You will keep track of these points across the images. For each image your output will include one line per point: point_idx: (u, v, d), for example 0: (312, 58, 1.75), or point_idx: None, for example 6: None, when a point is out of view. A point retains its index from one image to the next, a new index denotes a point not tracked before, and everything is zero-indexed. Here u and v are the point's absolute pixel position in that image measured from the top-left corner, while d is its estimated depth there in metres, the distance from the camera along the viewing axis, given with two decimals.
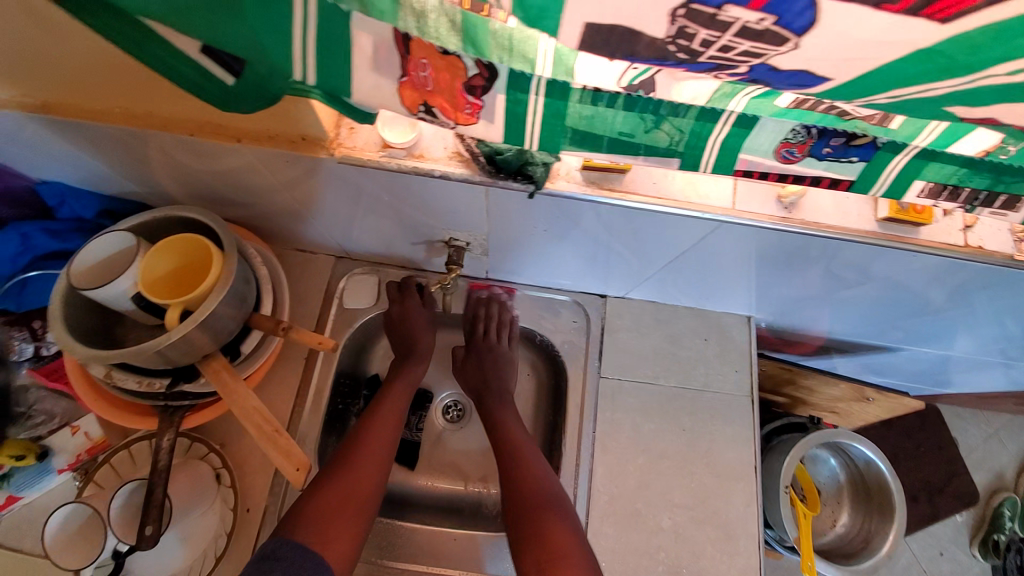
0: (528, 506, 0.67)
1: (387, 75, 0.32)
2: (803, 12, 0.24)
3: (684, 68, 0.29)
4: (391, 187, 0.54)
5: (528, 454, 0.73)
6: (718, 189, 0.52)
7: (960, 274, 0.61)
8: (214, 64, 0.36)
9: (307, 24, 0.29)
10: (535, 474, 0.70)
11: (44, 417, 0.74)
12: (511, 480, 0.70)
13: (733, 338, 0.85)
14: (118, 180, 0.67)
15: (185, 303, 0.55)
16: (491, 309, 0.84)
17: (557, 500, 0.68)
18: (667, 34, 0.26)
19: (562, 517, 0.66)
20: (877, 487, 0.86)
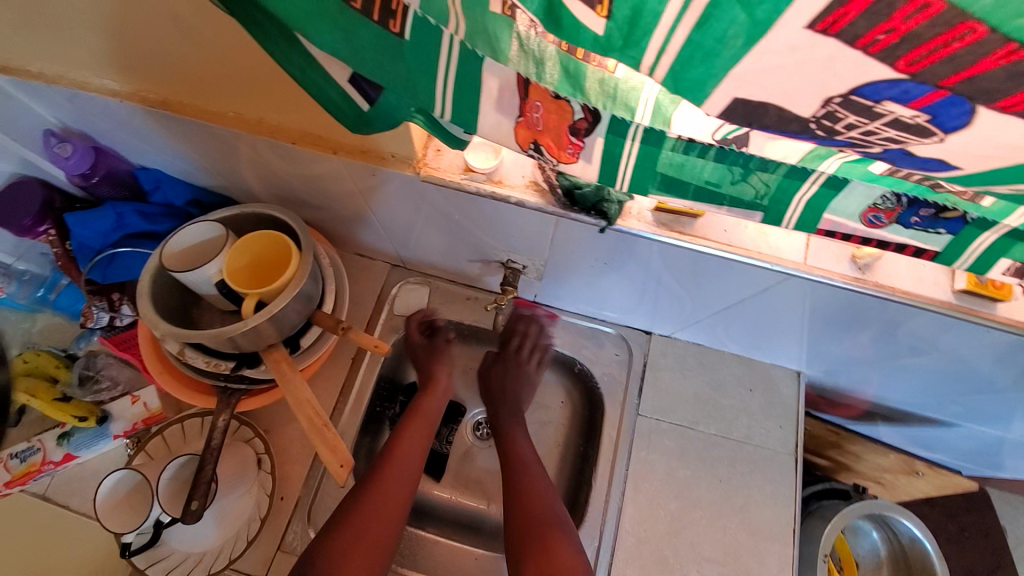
0: (535, 529, 0.67)
1: (507, 115, 0.34)
2: (962, 116, 0.24)
3: (816, 141, 0.29)
4: (463, 207, 0.56)
5: (534, 474, 0.73)
6: (790, 243, 0.52)
7: None
8: (356, 93, 0.38)
9: (450, 65, 0.31)
10: (543, 494, 0.71)
11: (109, 384, 0.80)
12: (516, 503, 0.71)
13: (780, 391, 0.83)
14: (211, 174, 0.72)
15: (261, 295, 0.59)
16: (530, 327, 0.82)
17: (564, 523, 0.68)
18: (814, 113, 0.26)
19: (568, 542, 0.66)
20: (921, 569, 0.81)
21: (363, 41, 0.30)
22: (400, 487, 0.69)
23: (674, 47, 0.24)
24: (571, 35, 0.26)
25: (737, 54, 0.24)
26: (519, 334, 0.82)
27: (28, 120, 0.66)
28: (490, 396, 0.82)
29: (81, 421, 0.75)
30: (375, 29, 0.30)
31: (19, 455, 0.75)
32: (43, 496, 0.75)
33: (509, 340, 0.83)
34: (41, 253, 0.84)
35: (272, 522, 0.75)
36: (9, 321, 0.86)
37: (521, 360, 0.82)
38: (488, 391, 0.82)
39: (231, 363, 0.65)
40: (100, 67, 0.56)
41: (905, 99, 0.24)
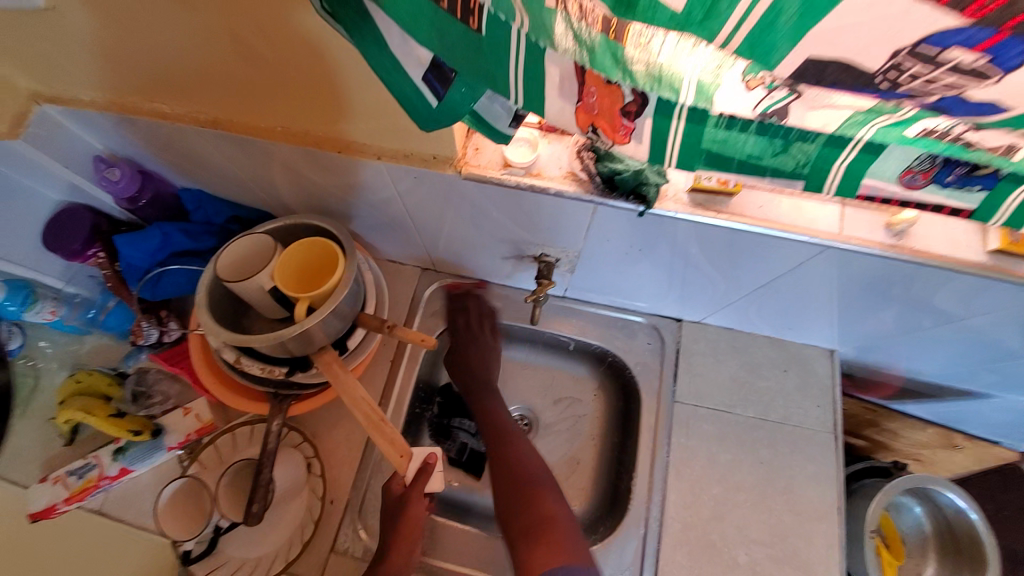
0: (521, 485, 0.71)
1: (568, 100, 0.37)
2: (1021, 56, 0.24)
3: (876, 95, 0.29)
4: (504, 202, 0.58)
5: (515, 441, 0.76)
6: (825, 216, 0.53)
7: None
8: (427, 90, 0.39)
9: (517, 58, 0.33)
10: (529, 453, 0.75)
11: (161, 398, 0.82)
12: (500, 466, 0.74)
13: (816, 370, 0.83)
14: (252, 191, 0.75)
15: (310, 299, 0.61)
16: (468, 303, 0.88)
17: (550, 484, 0.72)
18: (881, 67, 0.26)
19: (555, 497, 0.71)
20: (967, 539, 0.80)
21: (450, 39, 0.33)
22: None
23: (756, 14, 0.25)
24: (646, 16, 0.28)
25: (818, 14, 0.24)
26: (461, 311, 0.88)
27: (77, 147, 0.68)
28: (463, 374, 0.84)
29: (136, 435, 0.77)
30: (459, 27, 0.32)
31: (77, 472, 0.77)
32: (99, 511, 0.77)
33: (456, 322, 0.87)
34: (89, 276, 0.87)
35: (325, 526, 0.74)
36: (57, 343, 0.88)
37: (474, 333, 0.86)
38: (454, 365, 0.85)
39: (285, 368, 0.67)
40: (153, 91, 0.59)
41: (969, 45, 0.24)
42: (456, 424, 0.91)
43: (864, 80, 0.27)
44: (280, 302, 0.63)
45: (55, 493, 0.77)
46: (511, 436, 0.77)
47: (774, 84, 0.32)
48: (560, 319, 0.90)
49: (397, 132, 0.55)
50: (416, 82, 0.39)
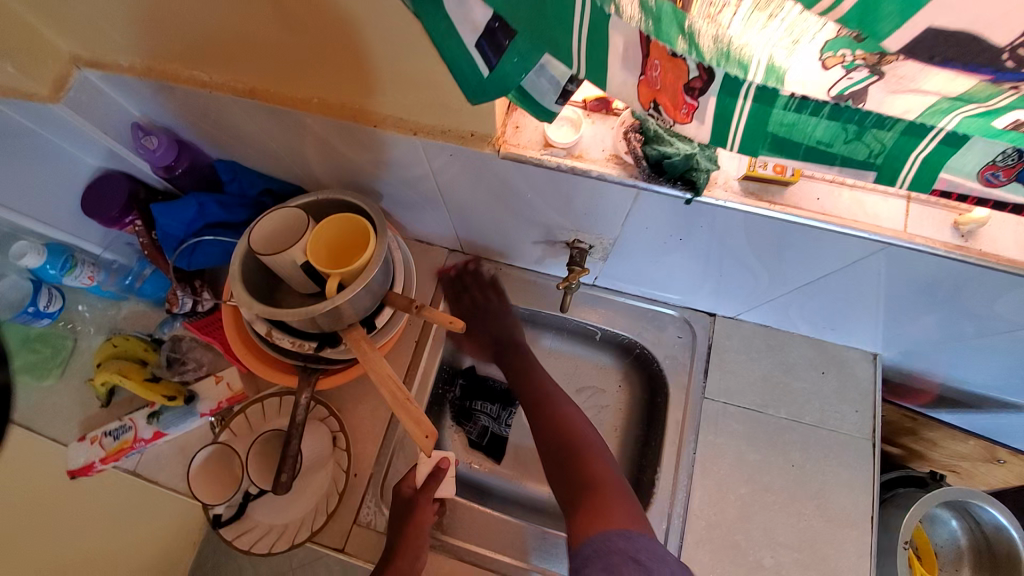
0: (572, 449, 0.73)
1: (630, 72, 0.35)
2: None
3: (993, 77, 0.26)
4: (542, 183, 0.56)
5: (558, 403, 0.78)
6: (888, 210, 0.49)
7: None
8: (478, 56, 0.39)
9: (580, 21, 0.32)
10: (576, 415, 0.77)
11: (195, 364, 0.84)
12: (550, 434, 0.75)
13: (856, 374, 0.80)
14: (285, 164, 0.75)
15: (342, 275, 0.60)
16: (469, 279, 0.87)
17: (599, 448, 0.73)
18: (1011, 40, 0.24)
19: (603, 460, 0.72)
20: (1005, 556, 0.77)
21: None
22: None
23: None
24: None
25: None
26: (466, 288, 0.87)
27: (116, 114, 0.69)
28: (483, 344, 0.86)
29: (170, 400, 0.79)
30: None
31: (113, 433, 0.80)
32: (134, 471, 0.80)
33: (461, 298, 0.87)
34: (127, 243, 0.90)
35: (348, 498, 0.77)
36: (94, 307, 0.91)
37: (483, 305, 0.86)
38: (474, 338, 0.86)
39: (314, 344, 0.67)
40: (194, 60, 0.59)
41: None
42: (477, 406, 0.91)
43: (983, 57, 0.25)
44: (311, 277, 0.62)
45: (94, 453, 0.79)
46: (562, 408, 0.77)
47: (855, 64, 0.29)
48: (588, 307, 0.88)
49: (431, 106, 0.52)
50: (469, 47, 0.39)
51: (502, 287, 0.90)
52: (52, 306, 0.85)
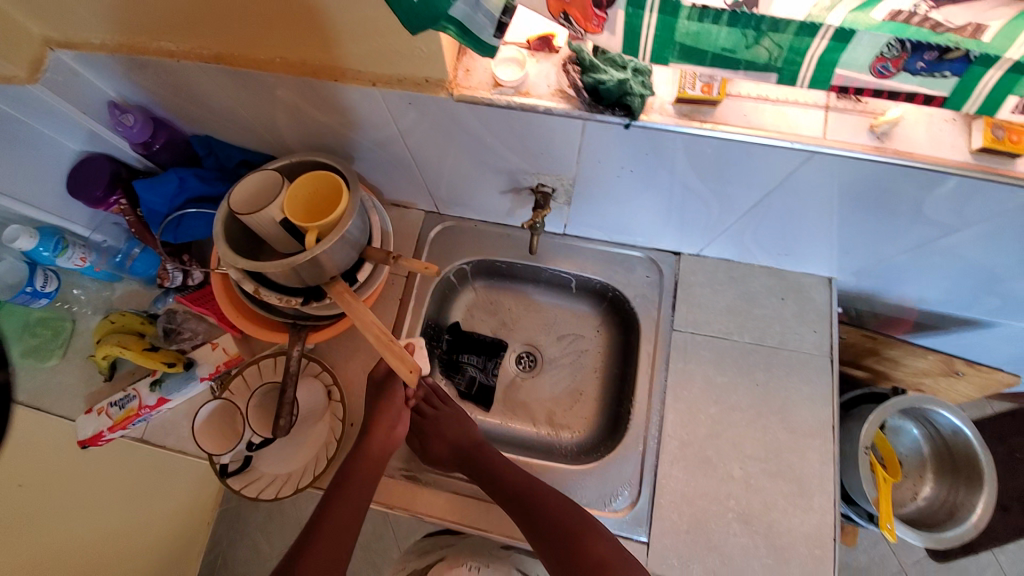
0: (566, 532, 0.69)
1: None
2: None
3: None
4: (496, 124, 0.59)
5: (537, 489, 0.74)
6: (808, 120, 0.53)
7: None
8: None
9: None
10: (553, 498, 0.73)
11: (191, 334, 0.88)
12: (537, 522, 0.70)
13: (812, 298, 0.85)
14: (258, 133, 0.78)
15: (318, 228, 0.64)
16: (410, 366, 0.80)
17: (591, 523, 0.71)
18: None
19: (601, 537, 0.69)
20: (965, 459, 0.81)
21: None
22: (348, 518, 0.69)
23: None
24: None
25: None
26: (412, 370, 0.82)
27: (92, 95, 0.72)
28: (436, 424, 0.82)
29: (170, 367, 0.84)
30: None
31: (118, 403, 0.84)
32: (141, 438, 0.85)
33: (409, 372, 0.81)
34: (113, 224, 0.93)
35: (344, 444, 0.82)
36: (89, 289, 0.95)
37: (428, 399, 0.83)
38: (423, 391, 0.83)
39: (300, 298, 0.71)
40: (161, 31, 0.61)
41: None
42: (464, 358, 0.98)
43: None
44: (290, 234, 0.66)
45: (101, 423, 0.83)
46: (542, 492, 0.73)
47: None
48: (561, 256, 0.93)
49: (384, 54, 0.54)
50: None
51: (478, 244, 0.94)
52: (48, 286, 0.90)
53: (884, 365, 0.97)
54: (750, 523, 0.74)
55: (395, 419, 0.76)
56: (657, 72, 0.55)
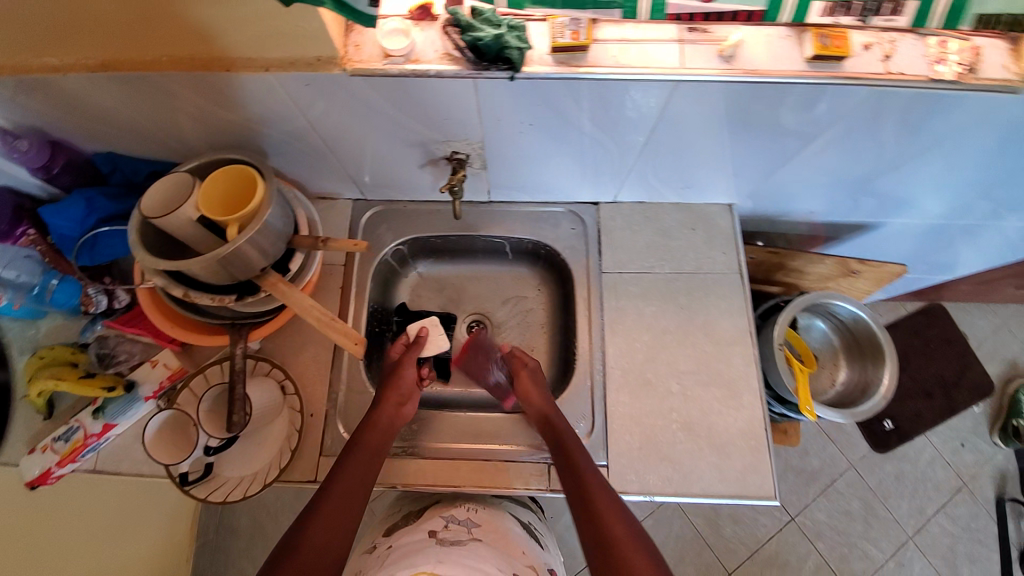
0: (609, 542, 0.64)
1: None
2: None
3: None
4: (394, 95, 0.63)
5: (600, 495, 0.69)
6: (667, 53, 0.60)
7: (943, 125, 0.68)
8: None
9: None
10: (616, 514, 0.67)
11: (127, 356, 0.86)
12: (587, 525, 0.67)
13: (718, 224, 0.94)
14: (164, 142, 0.77)
15: (238, 220, 0.66)
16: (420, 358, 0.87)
17: (642, 539, 0.65)
18: None
19: (646, 554, 0.63)
20: (868, 342, 0.92)
21: None
22: (357, 483, 0.69)
23: None
24: None
25: None
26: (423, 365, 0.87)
27: None
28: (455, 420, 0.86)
29: (110, 391, 0.82)
30: None
31: (63, 436, 0.81)
32: (94, 469, 0.84)
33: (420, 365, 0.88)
34: (24, 258, 0.84)
35: (307, 435, 0.84)
36: (13, 330, 0.88)
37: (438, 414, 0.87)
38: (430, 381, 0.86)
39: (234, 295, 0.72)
40: (37, 45, 0.60)
41: None
42: None
43: None
44: (212, 231, 0.67)
45: (48, 460, 0.81)
46: (603, 499, 0.68)
47: None
48: (490, 222, 0.97)
49: (272, 39, 0.57)
50: None
51: (410, 224, 0.97)
52: None
53: (793, 276, 1.08)
54: (693, 430, 0.82)
55: (405, 394, 0.79)
56: (533, 28, 0.60)
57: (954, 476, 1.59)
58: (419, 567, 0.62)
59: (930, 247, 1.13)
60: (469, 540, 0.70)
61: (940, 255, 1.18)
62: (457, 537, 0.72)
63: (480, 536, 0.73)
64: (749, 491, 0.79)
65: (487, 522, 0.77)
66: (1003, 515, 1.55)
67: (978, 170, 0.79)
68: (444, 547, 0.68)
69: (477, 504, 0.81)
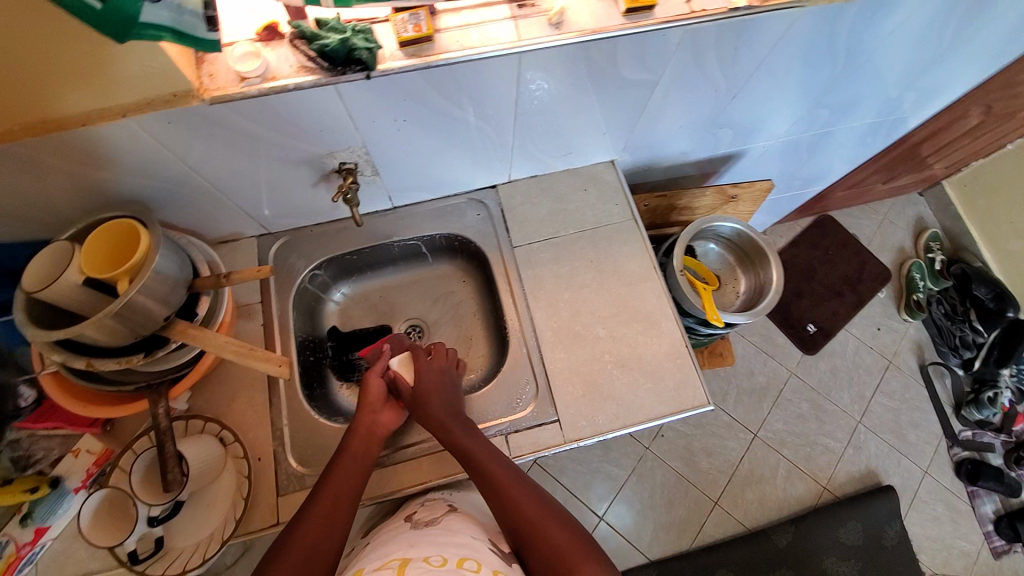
0: (529, 522, 0.69)
1: None
2: None
3: None
4: (263, 117, 0.65)
5: (512, 481, 0.73)
6: (505, 31, 0.67)
7: (758, 49, 0.79)
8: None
9: None
10: (529, 495, 0.72)
11: (45, 452, 0.79)
12: (506, 512, 0.71)
13: (605, 179, 1.02)
14: (34, 218, 0.74)
15: (128, 272, 0.64)
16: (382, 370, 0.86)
17: (558, 512, 0.71)
18: None
19: (561, 524, 0.69)
20: (754, 251, 1.05)
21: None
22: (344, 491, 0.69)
23: None
24: None
25: None
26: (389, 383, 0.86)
27: None
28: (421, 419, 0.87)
29: (35, 492, 0.76)
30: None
31: None
32: None
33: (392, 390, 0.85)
34: None
35: (260, 479, 0.82)
36: None
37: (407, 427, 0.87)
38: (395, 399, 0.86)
39: (142, 353, 0.70)
40: None
41: None
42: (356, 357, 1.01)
43: None
44: (101, 290, 0.65)
45: None
46: (516, 486, 0.73)
47: None
48: (399, 227, 1.00)
49: (122, 83, 0.57)
50: None
51: (321, 247, 0.98)
52: None
53: (686, 213, 1.19)
54: (626, 365, 0.89)
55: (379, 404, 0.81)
56: (379, 29, 0.65)
57: (879, 358, 1.75)
58: (392, 555, 0.63)
59: (794, 162, 1.28)
60: (442, 518, 0.75)
61: (805, 169, 1.34)
62: (431, 516, 0.76)
63: (453, 509, 0.79)
64: (686, 404, 0.87)
65: (460, 501, 0.84)
66: (924, 379, 1.74)
67: (799, 86, 0.93)
68: (418, 528, 0.72)
69: (448, 488, 0.88)
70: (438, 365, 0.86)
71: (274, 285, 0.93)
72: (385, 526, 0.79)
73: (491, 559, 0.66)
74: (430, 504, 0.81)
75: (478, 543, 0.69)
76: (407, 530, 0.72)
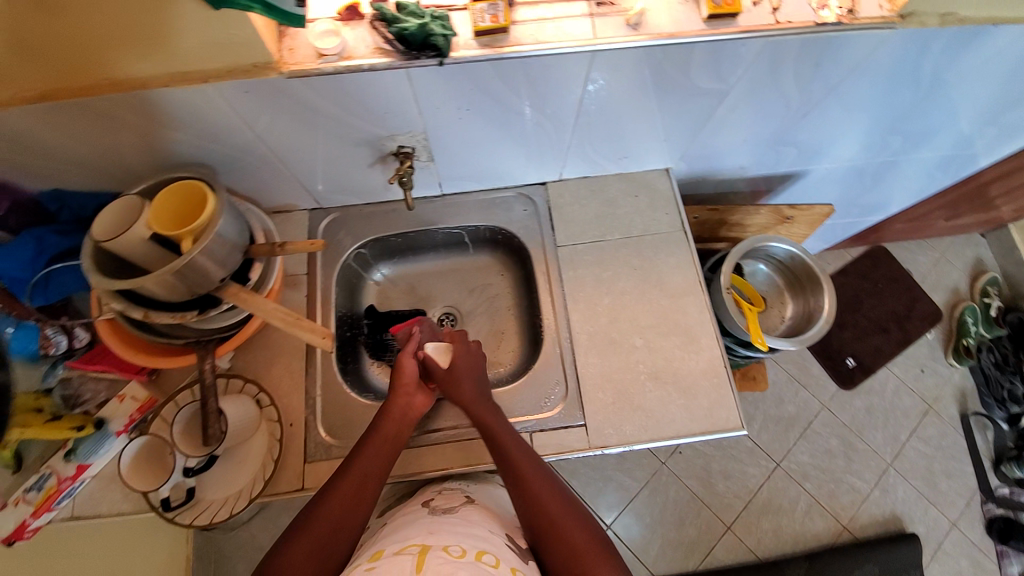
0: (550, 520, 0.68)
1: None
2: None
3: None
4: (334, 94, 0.67)
5: (537, 478, 0.72)
6: (580, 28, 0.66)
7: (838, 68, 0.76)
8: None
9: None
10: (554, 493, 0.71)
11: (92, 395, 0.83)
12: (529, 506, 0.70)
13: (658, 187, 1.00)
14: (110, 171, 0.78)
15: (192, 232, 0.67)
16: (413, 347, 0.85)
17: (580, 512, 0.70)
18: None
19: (583, 526, 0.68)
20: (807, 276, 1.00)
21: None
22: (370, 471, 0.71)
23: None
24: None
25: None
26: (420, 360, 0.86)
27: None
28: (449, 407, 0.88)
29: (81, 430, 0.80)
30: None
31: (34, 486, 0.79)
32: (72, 514, 0.83)
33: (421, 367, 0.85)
34: None
35: (289, 445, 0.84)
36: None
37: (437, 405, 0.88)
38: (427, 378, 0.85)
39: (195, 310, 0.73)
40: None
41: None
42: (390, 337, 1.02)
43: None
44: (165, 247, 0.68)
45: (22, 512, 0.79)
46: (540, 482, 0.71)
47: None
48: (445, 214, 1.01)
49: (207, 49, 0.59)
50: None
51: (368, 227, 0.99)
52: None
53: (735, 230, 1.15)
54: (660, 378, 0.87)
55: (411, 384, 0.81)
56: (455, 16, 0.65)
57: (919, 401, 1.67)
58: (410, 540, 0.64)
59: (856, 188, 1.23)
60: (460, 508, 0.76)
61: (866, 196, 1.28)
62: (450, 505, 0.77)
63: (471, 500, 0.79)
64: (717, 425, 0.85)
65: (478, 492, 0.85)
66: (966, 429, 1.65)
67: (875, 110, 0.89)
68: (437, 516, 0.72)
69: (467, 479, 0.89)
70: (472, 352, 0.85)
71: (321, 259, 0.95)
72: (403, 508, 0.80)
73: (508, 556, 0.66)
74: (449, 493, 0.82)
75: (495, 537, 0.69)
76: (425, 516, 0.73)
